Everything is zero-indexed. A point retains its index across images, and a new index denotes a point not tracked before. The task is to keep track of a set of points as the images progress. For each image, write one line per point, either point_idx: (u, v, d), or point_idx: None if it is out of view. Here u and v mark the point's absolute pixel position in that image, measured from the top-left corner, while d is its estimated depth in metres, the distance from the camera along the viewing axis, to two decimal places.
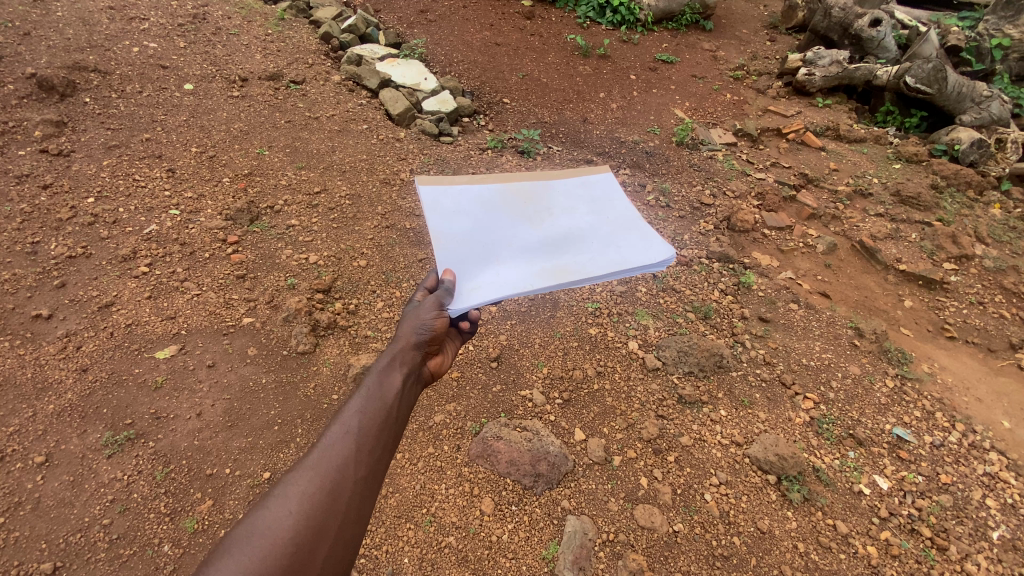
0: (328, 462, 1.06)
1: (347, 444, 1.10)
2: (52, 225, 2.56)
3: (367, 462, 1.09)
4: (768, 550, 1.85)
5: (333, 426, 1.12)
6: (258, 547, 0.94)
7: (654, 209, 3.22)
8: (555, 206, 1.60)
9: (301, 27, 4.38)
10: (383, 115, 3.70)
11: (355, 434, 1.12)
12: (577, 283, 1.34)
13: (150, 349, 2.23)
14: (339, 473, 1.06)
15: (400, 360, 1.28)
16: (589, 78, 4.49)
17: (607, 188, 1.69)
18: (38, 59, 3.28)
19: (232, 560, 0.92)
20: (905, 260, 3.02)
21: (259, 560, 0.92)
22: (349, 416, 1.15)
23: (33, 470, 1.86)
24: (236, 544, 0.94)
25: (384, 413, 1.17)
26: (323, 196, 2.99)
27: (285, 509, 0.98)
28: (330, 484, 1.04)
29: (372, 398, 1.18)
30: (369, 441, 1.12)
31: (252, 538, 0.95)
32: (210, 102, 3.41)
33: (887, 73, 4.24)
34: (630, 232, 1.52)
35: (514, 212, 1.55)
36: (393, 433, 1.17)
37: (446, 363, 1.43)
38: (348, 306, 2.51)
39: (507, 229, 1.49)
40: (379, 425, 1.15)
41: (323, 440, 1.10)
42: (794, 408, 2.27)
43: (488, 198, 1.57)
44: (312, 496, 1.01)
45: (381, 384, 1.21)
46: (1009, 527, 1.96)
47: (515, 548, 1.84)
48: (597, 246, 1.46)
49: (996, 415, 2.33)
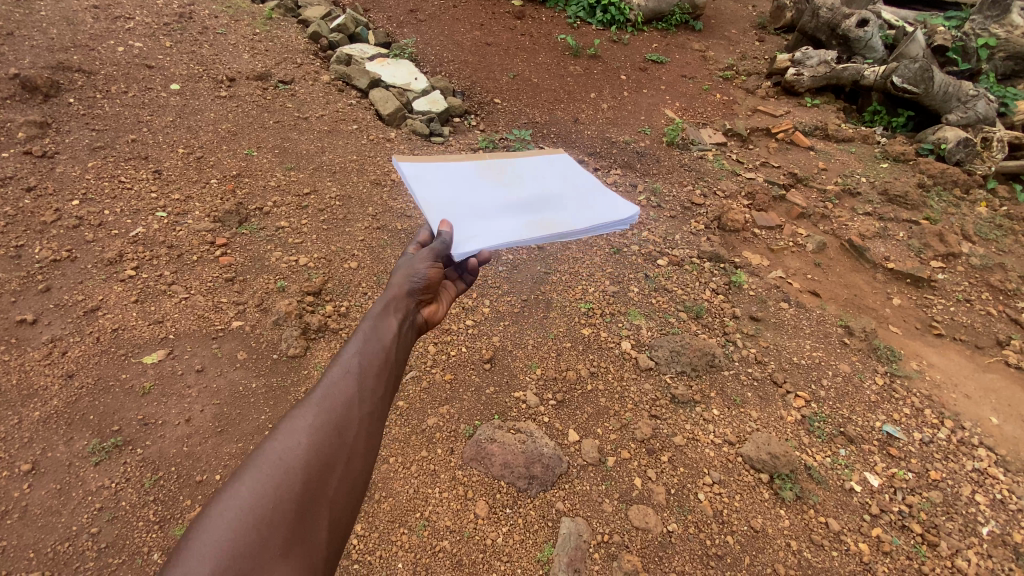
0: (334, 397, 1.07)
1: (351, 380, 1.11)
2: (36, 228, 2.52)
3: (372, 399, 1.11)
4: (761, 549, 1.86)
5: (335, 367, 1.13)
6: (271, 476, 0.94)
7: (645, 209, 3.23)
8: (529, 177, 1.64)
9: (289, 26, 4.34)
10: (373, 116, 3.67)
11: (356, 372, 1.13)
12: (564, 232, 1.38)
13: (137, 354, 2.19)
14: (345, 408, 1.07)
15: (395, 304, 1.29)
16: (579, 78, 4.49)
17: (569, 164, 1.75)
18: (21, 59, 3.22)
19: (246, 488, 0.92)
20: (893, 258, 3.06)
21: (273, 489, 0.93)
22: (350, 355, 1.16)
23: (19, 479, 1.82)
24: (248, 473, 0.94)
25: (386, 353, 1.19)
26: (313, 197, 2.97)
27: (294, 442, 0.99)
28: (337, 419, 1.05)
29: (372, 338, 1.20)
30: (372, 379, 1.13)
31: (263, 468, 0.95)
32: (197, 103, 3.36)
33: (875, 73, 4.29)
34: (600, 195, 1.59)
35: (491, 182, 1.58)
36: (395, 372, 1.19)
37: (442, 310, 1.43)
38: (340, 309, 2.48)
39: (490, 195, 1.52)
40: (381, 364, 1.17)
41: (327, 378, 1.11)
42: (786, 406, 2.28)
43: (464, 172, 1.59)
44: (319, 429, 1.02)
45: (381, 324, 1.23)
46: (999, 523, 1.98)
47: (509, 551, 1.83)
48: (572, 205, 1.52)
49: (985, 411, 2.36)
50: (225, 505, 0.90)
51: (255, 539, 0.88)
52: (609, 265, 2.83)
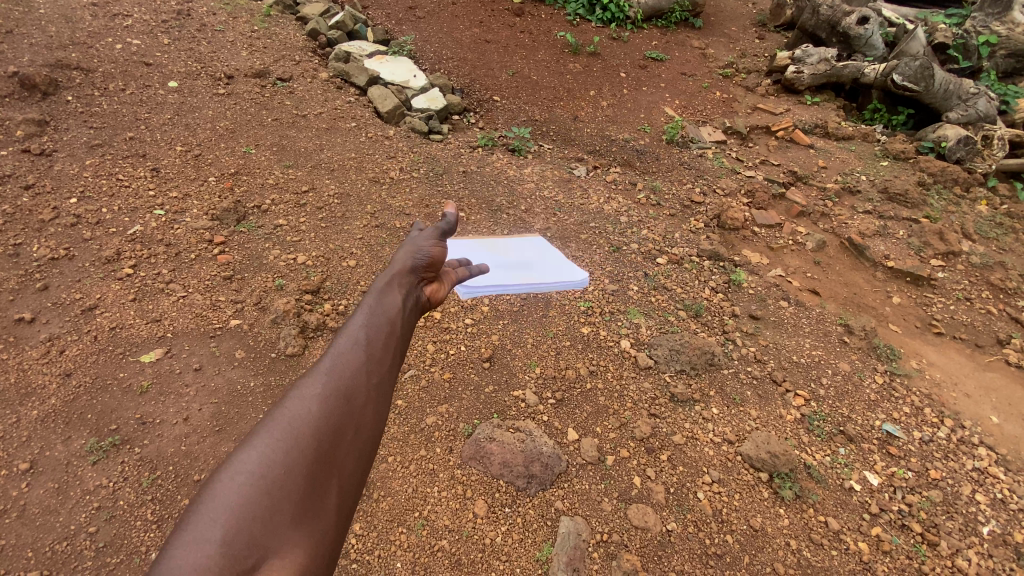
0: (341, 368, 1.17)
1: (357, 353, 1.21)
2: (34, 226, 2.51)
3: (377, 370, 1.20)
4: (761, 548, 1.86)
5: (342, 342, 1.23)
6: (284, 438, 1.02)
7: (645, 207, 3.22)
8: (512, 248, 2.04)
9: (288, 23, 4.32)
10: (371, 114, 3.66)
11: (362, 346, 1.22)
12: (539, 286, 1.75)
13: (135, 353, 2.19)
14: (352, 378, 1.16)
15: (398, 281, 1.40)
16: (579, 75, 4.47)
17: (542, 242, 2.18)
18: (20, 57, 3.21)
19: (261, 448, 1.00)
20: (893, 257, 3.05)
21: (286, 448, 1.00)
22: (356, 331, 1.26)
23: (17, 478, 1.82)
24: (262, 435, 1.02)
25: (390, 328, 1.29)
26: (311, 195, 2.96)
27: (305, 408, 1.08)
28: (345, 388, 1.14)
29: (376, 316, 1.30)
30: (376, 352, 1.23)
31: (277, 430, 1.03)
32: (196, 100, 3.35)
33: (875, 71, 4.25)
34: (565, 264, 2.00)
35: (484, 249, 1.97)
36: (398, 349, 1.28)
37: (444, 291, 1.51)
38: (338, 307, 2.47)
39: (483, 257, 1.90)
40: (385, 339, 1.26)
41: (334, 351, 1.20)
42: (785, 405, 2.28)
43: (463, 243, 1.98)
44: (328, 397, 1.11)
45: (384, 303, 1.34)
46: (999, 522, 1.98)
47: (509, 551, 1.83)
48: (544, 269, 1.90)
49: (985, 410, 2.35)
50: (236, 468, 0.96)
51: (273, 492, 0.94)
52: (609, 263, 2.82)
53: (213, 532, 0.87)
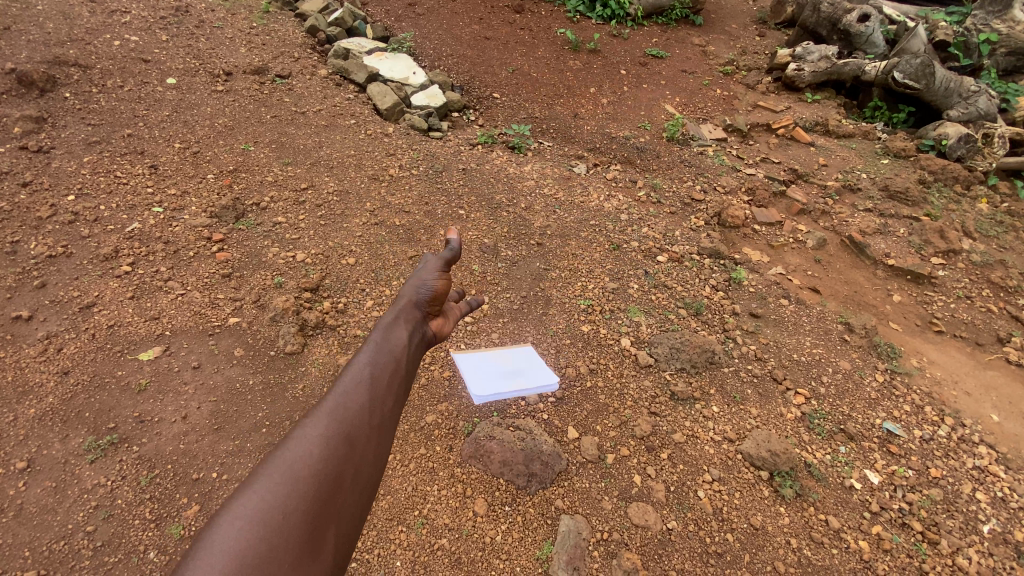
0: (346, 406, 1.21)
1: (361, 391, 1.25)
2: (31, 224, 2.49)
3: (380, 410, 1.24)
4: (762, 547, 1.85)
5: (347, 379, 1.28)
6: (287, 478, 1.04)
7: (645, 205, 3.21)
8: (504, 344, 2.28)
9: (287, 20, 4.30)
10: (371, 111, 3.65)
11: (366, 384, 1.27)
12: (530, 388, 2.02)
13: (133, 351, 2.18)
14: (355, 417, 1.20)
15: (404, 318, 1.50)
16: (579, 72, 4.46)
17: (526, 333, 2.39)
18: (17, 53, 3.19)
19: (264, 489, 1.02)
20: (894, 255, 3.05)
21: (289, 490, 1.03)
22: (361, 368, 1.31)
23: (14, 477, 1.80)
24: (265, 475, 1.05)
25: (394, 365, 1.35)
26: (310, 192, 2.95)
27: (308, 447, 1.11)
28: (348, 426, 1.18)
29: (382, 353, 1.36)
30: (381, 390, 1.28)
31: (280, 470, 1.06)
32: (194, 97, 3.33)
33: (875, 68, 4.26)
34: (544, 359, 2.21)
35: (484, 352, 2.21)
36: (400, 387, 1.33)
37: (447, 326, 1.65)
38: (337, 305, 2.46)
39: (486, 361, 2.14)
40: (389, 376, 1.32)
41: (339, 389, 1.25)
42: (785, 404, 2.27)
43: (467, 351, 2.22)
44: (332, 435, 1.14)
45: (389, 340, 1.41)
46: (1000, 521, 1.97)
47: (509, 549, 1.82)
48: (532, 369, 2.13)
49: (986, 408, 2.35)
50: (238, 511, 0.97)
51: (275, 533, 0.97)
52: (609, 261, 2.81)
53: (263, 497, 1.00)
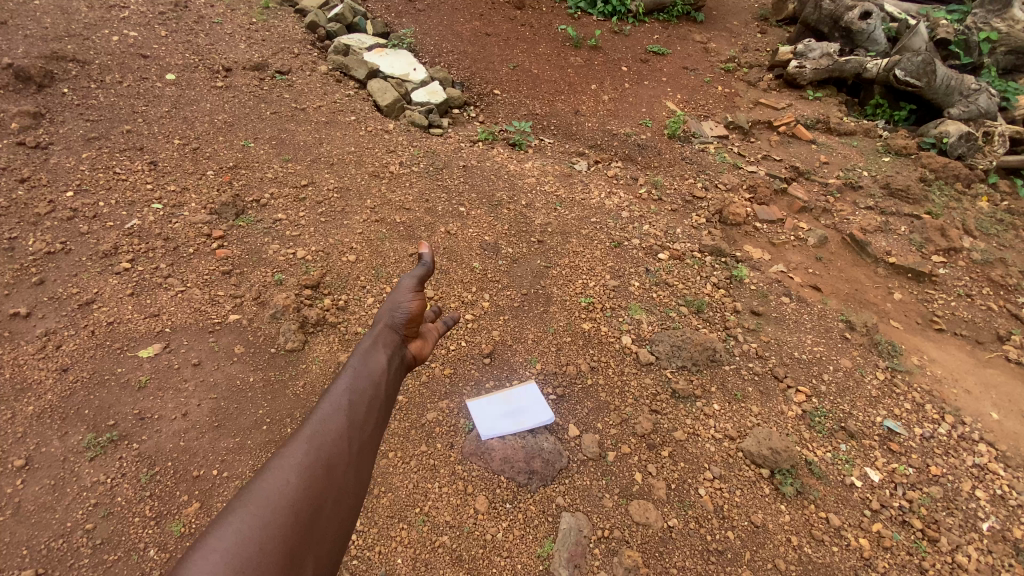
0: (325, 435, 1.25)
1: (339, 419, 1.30)
2: (29, 220, 2.48)
3: (357, 438, 1.29)
4: (762, 544, 1.86)
5: (326, 407, 1.32)
6: (264, 510, 1.08)
7: (646, 203, 3.20)
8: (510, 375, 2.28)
9: (287, 16, 4.28)
10: (371, 107, 3.64)
11: (345, 412, 1.32)
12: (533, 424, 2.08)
13: (132, 348, 2.17)
14: (334, 446, 1.25)
15: (383, 341, 1.54)
16: (580, 69, 4.44)
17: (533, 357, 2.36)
18: (15, 48, 3.17)
19: (242, 520, 1.05)
20: (895, 253, 3.04)
21: (267, 521, 1.06)
22: (339, 395, 1.35)
23: (12, 475, 1.80)
24: (242, 507, 1.08)
25: (372, 391, 1.40)
26: (311, 189, 2.94)
27: (287, 477, 1.14)
28: (327, 455, 1.22)
29: (361, 379, 1.41)
30: (359, 418, 1.33)
31: (257, 501, 1.09)
32: (193, 93, 3.31)
33: (876, 66, 4.22)
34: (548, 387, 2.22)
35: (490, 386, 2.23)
36: (378, 414, 1.38)
37: (427, 348, 1.68)
38: (337, 302, 2.45)
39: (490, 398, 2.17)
40: (367, 403, 1.37)
41: (319, 417, 1.29)
42: (786, 402, 2.27)
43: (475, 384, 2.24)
44: (311, 465, 1.19)
45: (368, 365, 1.46)
46: (998, 518, 1.97)
47: (509, 547, 1.82)
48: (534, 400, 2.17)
49: (985, 406, 2.35)
50: (213, 544, 1.01)
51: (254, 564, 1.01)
52: (610, 259, 2.81)
53: (240, 528, 1.04)
